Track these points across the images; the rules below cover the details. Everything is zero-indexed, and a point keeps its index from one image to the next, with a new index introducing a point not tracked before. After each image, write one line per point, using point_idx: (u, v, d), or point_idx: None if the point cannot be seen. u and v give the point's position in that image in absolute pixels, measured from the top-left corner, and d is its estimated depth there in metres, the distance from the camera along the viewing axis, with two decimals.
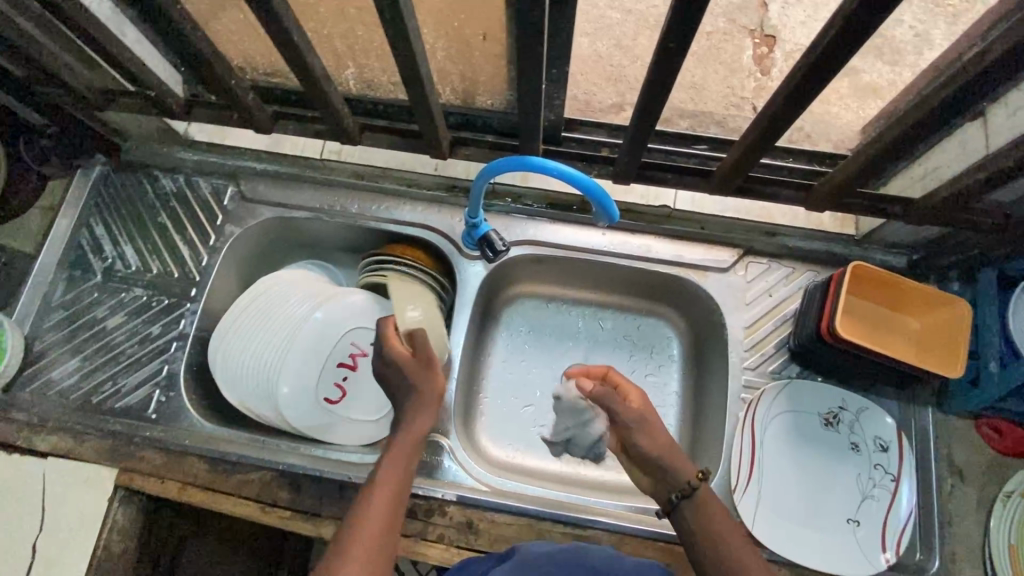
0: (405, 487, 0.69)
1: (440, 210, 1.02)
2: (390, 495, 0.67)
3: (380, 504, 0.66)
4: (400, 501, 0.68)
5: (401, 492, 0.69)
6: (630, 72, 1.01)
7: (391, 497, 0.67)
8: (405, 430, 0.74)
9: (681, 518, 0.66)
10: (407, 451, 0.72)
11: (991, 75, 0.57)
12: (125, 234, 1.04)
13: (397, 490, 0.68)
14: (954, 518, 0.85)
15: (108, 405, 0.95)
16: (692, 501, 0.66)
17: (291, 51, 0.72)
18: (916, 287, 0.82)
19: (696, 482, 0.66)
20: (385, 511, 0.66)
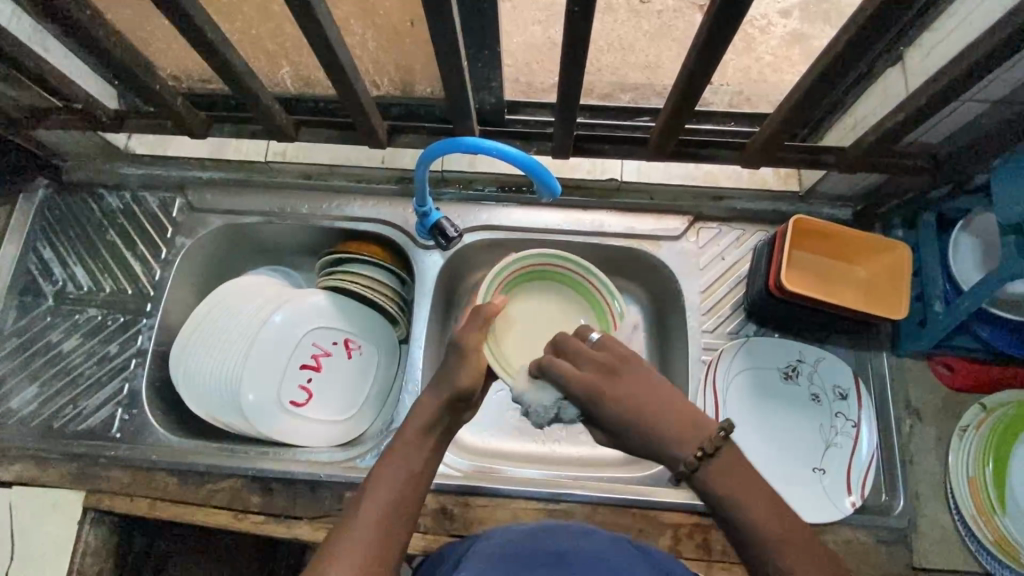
0: (415, 475, 0.62)
1: (393, 203, 1.01)
2: (389, 487, 0.60)
3: (380, 498, 0.59)
4: (406, 495, 0.60)
5: (407, 482, 0.61)
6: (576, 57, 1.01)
7: (405, 478, 0.61)
8: (412, 420, 0.67)
9: (705, 486, 0.55)
10: (410, 442, 0.64)
11: (889, 16, 0.58)
12: (73, 255, 1.03)
13: (402, 481, 0.61)
14: (916, 457, 0.87)
15: (70, 429, 0.94)
16: (708, 475, 0.55)
17: (208, 49, 0.71)
18: (859, 234, 0.84)
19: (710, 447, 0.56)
20: (384, 501, 0.59)
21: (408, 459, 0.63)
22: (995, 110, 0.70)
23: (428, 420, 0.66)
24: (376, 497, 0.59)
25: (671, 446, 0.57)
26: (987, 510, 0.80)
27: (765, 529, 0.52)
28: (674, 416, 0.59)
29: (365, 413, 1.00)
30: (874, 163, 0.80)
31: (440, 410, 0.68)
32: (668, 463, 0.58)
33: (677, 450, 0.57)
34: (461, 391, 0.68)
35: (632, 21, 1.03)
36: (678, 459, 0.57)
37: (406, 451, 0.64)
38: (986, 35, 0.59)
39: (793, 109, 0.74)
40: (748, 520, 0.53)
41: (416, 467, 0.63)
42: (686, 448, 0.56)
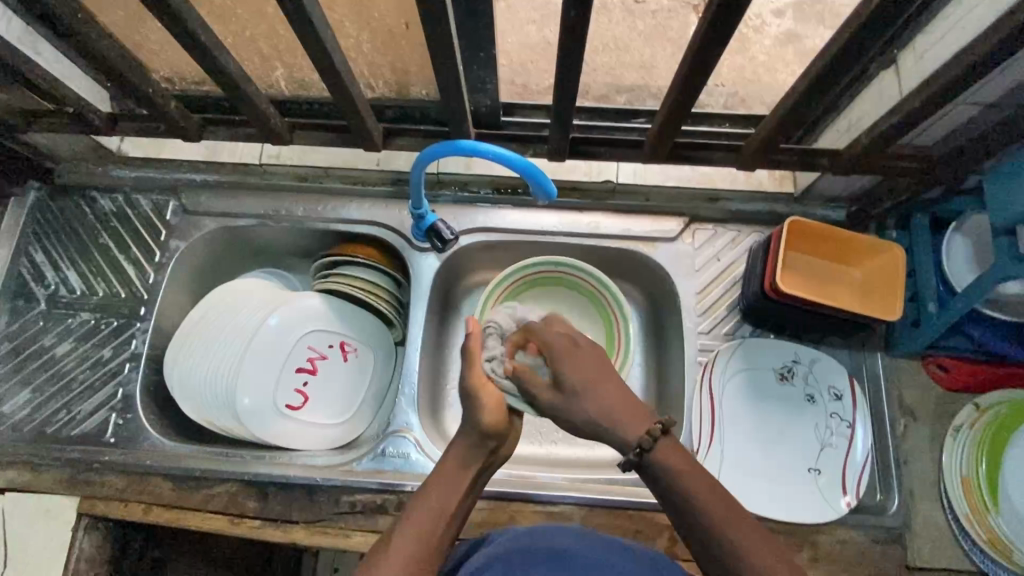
0: (446, 517, 0.62)
1: (388, 205, 1.01)
2: (421, 524, 0.60)
3: (411, 531, 0.60)
4: (436, 534, 0.60)
5: (439, 522, 0.61)
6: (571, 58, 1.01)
7: (436, 517, 0.62)
8: (445, 459, 0.68)
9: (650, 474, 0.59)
10: (442, 480, 0.65)
11: (883, 20, 0.59)
12: (66, 258, 1.02)
13: (433, 519, 0.61)
14: (910, 457, 0.88)
15: (63, 434, 0.93)
16: (657, 457, 0.59)
17: (202, 53, 0.71)
18: (853, 235, 0.85)
19: (649, 441, 0.59)
20: (417, 538, 0.59)
21: (439, 499, 0.63)
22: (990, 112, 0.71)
23: (461, 459, 0.67)
24: (408, 533, 0.59)
25: (621, 433, 0.61)
26: (981, 509, 0.81)
27: (704, 507, 0.56)
28: (628, 401, 0.63)
29: (362, 416, 1.00)
30: (868, 165, 0.80)
31: (471, 449, 0.68)
32: (621, 449, 0.61)
33: (627, 434, 0.60)
34: (489, 430, 0.67)
35: (627, 21, 1.03)
36: (624, 448, 0.60)
37: (438, 491, 0.64)
38: (980, 38, 0.59)
39: (789, 112, 0.74)
40: (696, 509, 0.56)
41: (447, 507, 0.63)
42: (632, 434, 0.60)
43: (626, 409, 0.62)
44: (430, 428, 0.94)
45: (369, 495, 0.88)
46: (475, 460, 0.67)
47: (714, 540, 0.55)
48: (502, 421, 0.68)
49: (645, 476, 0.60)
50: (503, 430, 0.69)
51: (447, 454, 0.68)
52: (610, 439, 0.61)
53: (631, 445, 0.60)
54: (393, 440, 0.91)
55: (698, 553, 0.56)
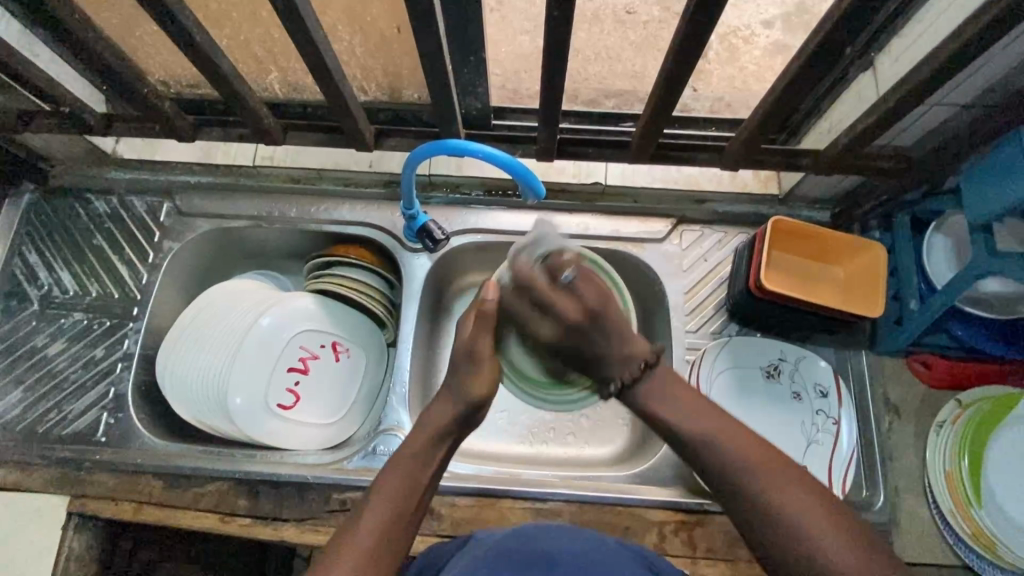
0: (416, 487, 0.65)
1: (380, 207, 1.02)
2: (390, 496, 0.64)
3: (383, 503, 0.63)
4: (403, 505, 0.63)
5: (410, 493, 0.64)
6: None
7: (406, 487, 0.65)
8: (420, 428, 0.70)
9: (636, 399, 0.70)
10: (417, 450, 0.68)
11: (854, 22, 0.61)
12: (60, 259, 1.03)
13: (405, 490, 0.64)
14: (895, 453, 0.89)
15: (55, 433, 0.93)
16: (642, 389, 0.70)
17: (198, 54, 0.72)
18: (835, 234, 0.86)
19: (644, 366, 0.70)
20: (383, 510, 0.62)
21: (411, 472, 0.66)
22: (966, 113, 0.73)
23: (436, 431, 0.69)
24: (379, 507, 0.63)
25: (610, 355, 0.70)
26: (964, 505, 0.82)
27: (712, 432, 0.64)
28: (618, 352, 0.70)
29: (354, 416, 1.00)
30: (849, 166, 0.82)
31: (452, 420, 0.70)
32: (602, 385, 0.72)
33: (619, 355, 0.70)
34: (475, 402, 0.70)
35: (619, 31, 1.06)
36: (612, 378, 0.71)
37: (410, 462, 0.67)
38: (949, 39, 0.62)
39: (768, 113, 0.76)
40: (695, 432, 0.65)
41: (420, 479, 0.66)
42: (624, 367, 0.70)
43: (628, 340, 0.70)
44: None
45: (359, 492, 0.88)
46: (448, 428, 0.70)
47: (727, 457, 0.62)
48: (485, 389, 0.70)
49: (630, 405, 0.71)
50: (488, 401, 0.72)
51: (421, 426, 0.70)
52: (600, 371, 0.71)
53: (619, 377, 0.70)
54: (383, 439, 0.91)
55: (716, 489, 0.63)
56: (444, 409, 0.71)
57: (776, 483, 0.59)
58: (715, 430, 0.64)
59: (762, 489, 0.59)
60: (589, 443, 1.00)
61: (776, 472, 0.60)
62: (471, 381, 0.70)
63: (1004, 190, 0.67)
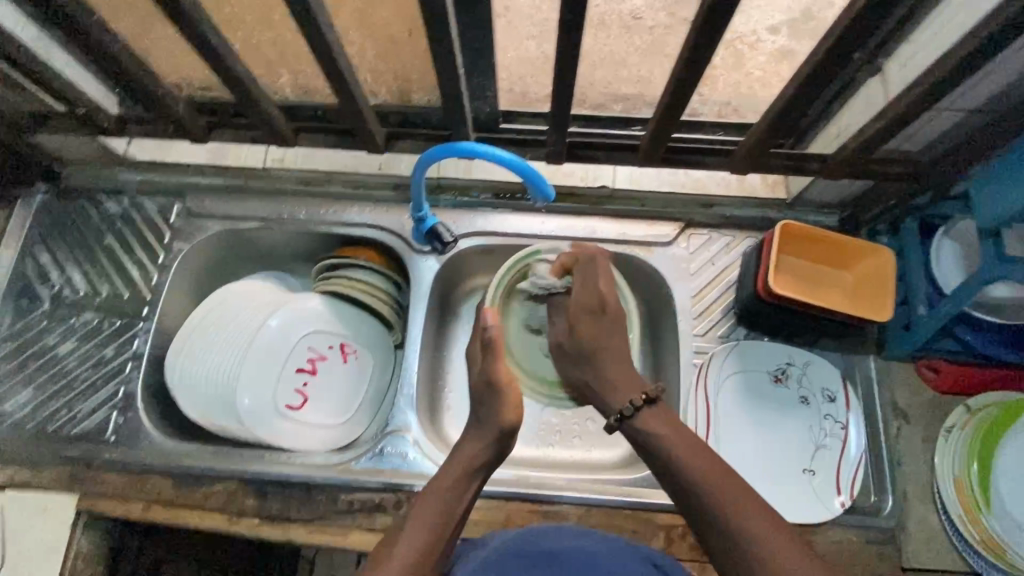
0: (448, 518, 0.66)
1: (389, 209, 1.03)
2: (428, 524, 0.64)
3: (417, 534, 0.63)
4: (441, 536, 0.64)
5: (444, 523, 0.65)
6: None
7: (439, 520, 0.65)
8: (454, 460, 0.72)
9: (634, 430, 0.72)
10: (453, 480, 0.69)
11: (865, 26, 0.61)
12: (71, 259, 1.03)
13: (437, 519, 0.65)
14: (904, 458, 0.89)
15: (64, 432, 0.94)
16: (637, 422, 0.72)
17: (213, 56, 0.73)
18: (844, 239, 0.87)
19: (639, 402, 0.73)
20: (423, 538, 0.63)
21: (444, 500, 0.67)
22: (972, 117, 0.73)
23: (471, 462, 0.71)
24: (413, 535, 0.63)
25: (607, 399, 0.76)
26: (974, 509, 0.81)
27: (691, 469, 0.66)
28: (625, 367, 0.77)
29: (361, 417, 1.00)
30: (858, 171, 0.82)
31: (482, 452, 0.72)
32: (605, 413, 0.75)
33: (612, 399, 0.75)
34: (507, 427, 0.73)
35: (624, 36, 0.92)
36: (613, 410, 0.75)
37: (443, 493, 0.68)
38: (960, 44, 0.62)
39: (778, 117, 0.76)
40: (681, 461, 0.67)
41: (453, 508, 0.67)
42: (620, 400, 0.74)
43: (617, 378, 0.76)
44: (429, 429, 0.95)
45: (368, 493, 0.88)
46: (484, 460, 0.72)
47: (703, 484, 0.64)
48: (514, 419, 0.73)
49: (630, 436, 0.73)
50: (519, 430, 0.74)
51: (453, 458, 0.72)
52: (603, 402, 0.76)
53: (614, 412, 0.74)
54: (392, 440, 0.92)
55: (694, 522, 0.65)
56: (478, 442, 0.73)
57: (744, 516, 0.61)
58: (694, 466, 0.66)
59: (740, 524, 0.61)
60: (596, 446, 1.00)
61: (749, 500, 0.62)
62: (496, 410, 0.73)
63: (1015, 193, 0.67)
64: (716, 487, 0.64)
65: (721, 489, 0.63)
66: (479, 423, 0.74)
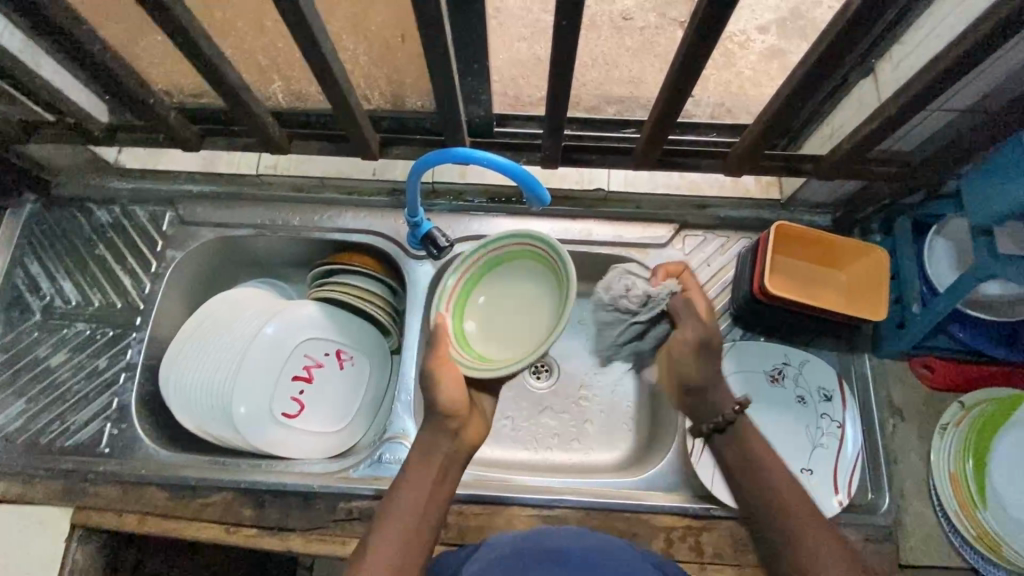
0: (422, 505, 0.69)
1: (383, 214, 1.02)
2: (406, 514, 0.68)
3: (393, 529, 0.67)
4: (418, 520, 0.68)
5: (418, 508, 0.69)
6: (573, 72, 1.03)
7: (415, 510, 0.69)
8: (415, 446, 0.74)
9: (722, 444, 0.74)
10: (417, 468, 0.72)
11: (857, 29, 0.62)
12: (62, 269, 1.02)
13: (410, 508, 0.69)
14: (899, 455, 0.90)
15: (58, 445, 0.93)
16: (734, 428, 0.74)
17: (205, 64, 0.73)
18: (838, 239, 0.87)
19: (733, 414, 0.74)
20: (404, 529, 0.67)
21: (413, 490, 0.70)
22: (965, 117, 0.74)
23: (427, 445, 0.73)
24: (390, 527, 0.67)
25: (715, 401, 0.75)
26: (970, 505, 0.82)
27: (779, 485, 0.68)
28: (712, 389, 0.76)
29: (359, 423, 1.00)
30: (851, 171, 0.83)
31: (438, 435, 0.74)
32: (708, 415, 0.75)
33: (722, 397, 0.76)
34: (449, 409, 0.73)
35: (616, 37, 1.05)
36: (722, 410, 0.75)
37: (411, 481, 0.71)
38: (951, 47, 0.63)
39: (772, 119, 0.77)
40: (779, 488, 0.67)
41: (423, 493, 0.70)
42: (726, 404, 0.75)
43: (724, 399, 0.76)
44: None
45: (366, 501, 0.88)
46: (442, 442, 0.74)
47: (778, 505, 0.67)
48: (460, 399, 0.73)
49: (721, 437, 0.74)
50: (464, 410, 0.75)
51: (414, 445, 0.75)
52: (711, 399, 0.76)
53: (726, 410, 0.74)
54: (390, 446, 0.91)
55: (764, 539, 0.67)
56: (429, 426, 0.74)
57: (814, 546, 0.63)
58: (782, 479, 0.68)
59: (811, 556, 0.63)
60: (595, 447, 0.99)
61: (817, 529, 0.64)
62: (442, 393, 0.72)
63: (1003, 195, 0.68)
64: (799, 515, 0.65)
65: (802, 517, 0.65)
66: (426, 411, 0.75)
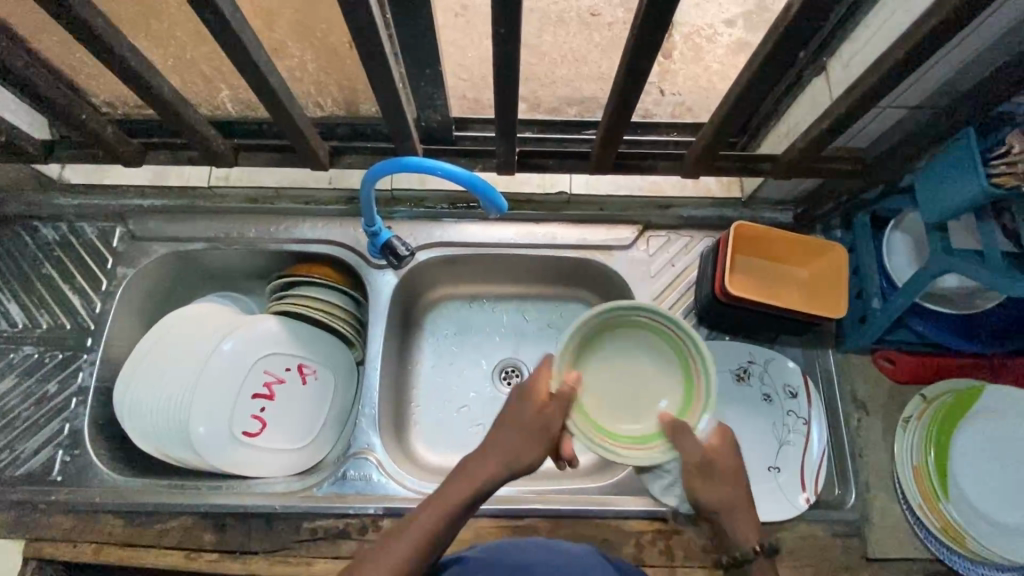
0: (443, 533, 0.62)
1: (343, 224, 1.00)
2: (425, 533, 0.62)
3: (400, 546, 0.61)
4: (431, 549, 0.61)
5: (437, 540, 0.62)
6: (537, 71, 1.01)
7: (435, 529, 0.62)
8: (468, 471, 0.66)
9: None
10: (460, 493, 0.64)
11: (799, 30, 0.61)
12: (8, 291, 0.98)
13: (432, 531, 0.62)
14: (865, 450, 0.90)
15: (6, 475, 0.89)
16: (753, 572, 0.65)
17: (136, 78, 0.70)
18: (796, 237, 0.88)
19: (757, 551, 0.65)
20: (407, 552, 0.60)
21: (444, 513, 0.63)
22: (916, 113, 0.74)
23: (489, 473, 0.65)
24: (403, 545, 0.61)
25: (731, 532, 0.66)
26: (932, 498, 0.82)
27: None
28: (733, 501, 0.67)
29: (324, 439, 0.97)
30: (807, 169, 0.83)
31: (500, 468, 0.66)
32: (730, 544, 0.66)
33: (738, 533, 0.66)
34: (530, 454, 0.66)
35: (584, 32, 1.04)
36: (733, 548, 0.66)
37: (451, 504, 0.64)
38: (894, 47, 0.62)
39: (727, 118, 0.76)
40: None
41: (452, 524, 0.63)
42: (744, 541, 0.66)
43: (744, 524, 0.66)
44: (394, 449, 0.93)
45: (330, 520, 0.86)
46: (501, 472, 0.66)
47: None
48: (541, 457, 0.67)
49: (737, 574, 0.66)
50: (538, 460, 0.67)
51: (480, 457, 0.67)
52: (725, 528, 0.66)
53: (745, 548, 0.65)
54: (354, 462, 0.89)
55: None
56: (502, 455, 0.66)
57: None
58: None
59: None
60: None
61: None
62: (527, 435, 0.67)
63: (952, 193, 0.69)
64: None
65: None
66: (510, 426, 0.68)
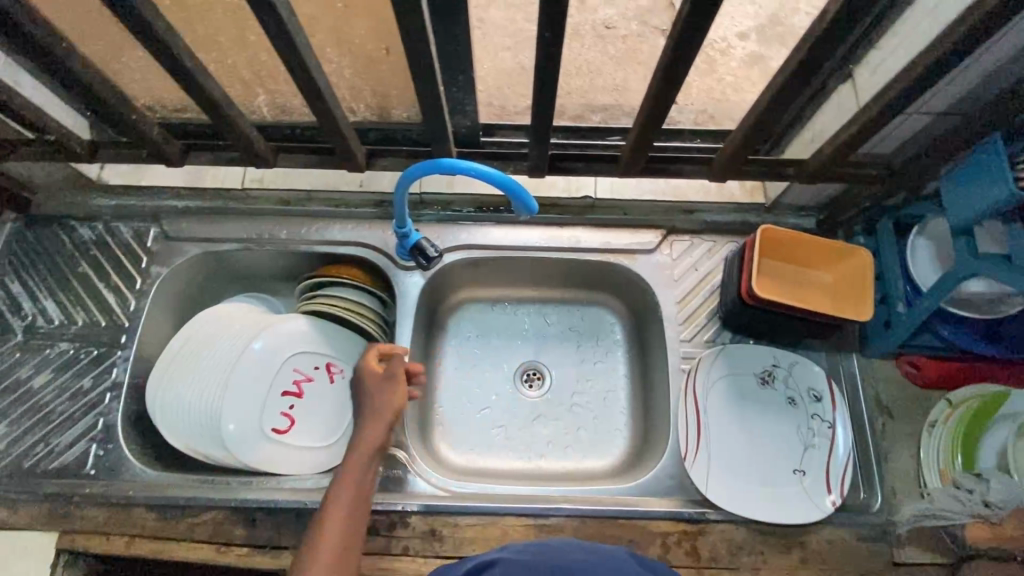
0: (360, 494, 0.78)
1: (372, 226, 1.02)
2: (348, 504, 0.76)
3: (334, 523, 0.74)
4: (357, 512, 0.76)
5: (358, 501, 0.77)
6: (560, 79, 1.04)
7: (354, 497, 0.77)
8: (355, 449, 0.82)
9: None
10: (360, 460, 0.80)
11: (832, 37, 0.63)
12: (44, 288, 1.01)
13: (353, 496, 0.77)
14: (890, 454, 0.91)
15: (41, 468, 0.91)
16: None
17: (187, 79, 0.72)
18: (820, 242, 0.89)
19: None
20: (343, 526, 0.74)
21: (355, 482, 0.78)
22: (941, 120, 0.76)
23: (376, 440, 0.82)
24: (332, 523, 0.74)
25: None
26: None
27: None
28: None
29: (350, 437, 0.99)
30: (833, 174, 0.84)
31: (385, 431, 0.84)
32: None
33: None
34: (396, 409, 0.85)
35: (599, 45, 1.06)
36: None
37: (357, 471, 0.79)
38: (924, 53, 0.64)
39: (756, 123, 0.77)
40: None
41: (362, 485, 0.78)
42: None
43: None
44: (419, 448, 0.94)
45: None
46: (379, 435, 0.83)
47: None
48: (400, 402, 0.86)
49: None
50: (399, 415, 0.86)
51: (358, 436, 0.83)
52: None
53: None
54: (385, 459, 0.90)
55: None
56: (377, 427, 0.83)
57: None
58: None
59: None
60: (589, 455, 0.99)
61: None
62: (388, 397, 0.86)
63: (968, 202, 0.70)
64: None
65: None
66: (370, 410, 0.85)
